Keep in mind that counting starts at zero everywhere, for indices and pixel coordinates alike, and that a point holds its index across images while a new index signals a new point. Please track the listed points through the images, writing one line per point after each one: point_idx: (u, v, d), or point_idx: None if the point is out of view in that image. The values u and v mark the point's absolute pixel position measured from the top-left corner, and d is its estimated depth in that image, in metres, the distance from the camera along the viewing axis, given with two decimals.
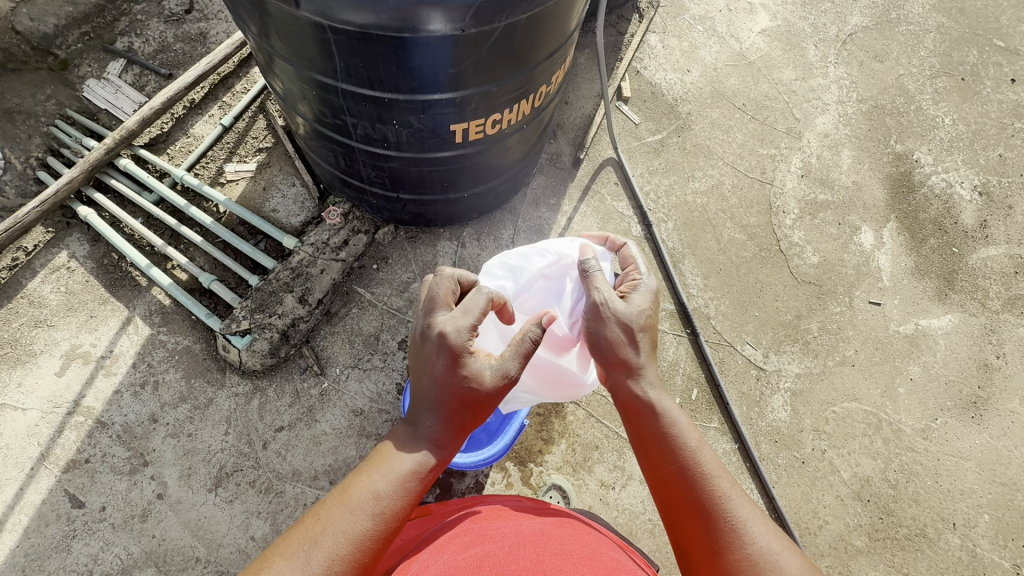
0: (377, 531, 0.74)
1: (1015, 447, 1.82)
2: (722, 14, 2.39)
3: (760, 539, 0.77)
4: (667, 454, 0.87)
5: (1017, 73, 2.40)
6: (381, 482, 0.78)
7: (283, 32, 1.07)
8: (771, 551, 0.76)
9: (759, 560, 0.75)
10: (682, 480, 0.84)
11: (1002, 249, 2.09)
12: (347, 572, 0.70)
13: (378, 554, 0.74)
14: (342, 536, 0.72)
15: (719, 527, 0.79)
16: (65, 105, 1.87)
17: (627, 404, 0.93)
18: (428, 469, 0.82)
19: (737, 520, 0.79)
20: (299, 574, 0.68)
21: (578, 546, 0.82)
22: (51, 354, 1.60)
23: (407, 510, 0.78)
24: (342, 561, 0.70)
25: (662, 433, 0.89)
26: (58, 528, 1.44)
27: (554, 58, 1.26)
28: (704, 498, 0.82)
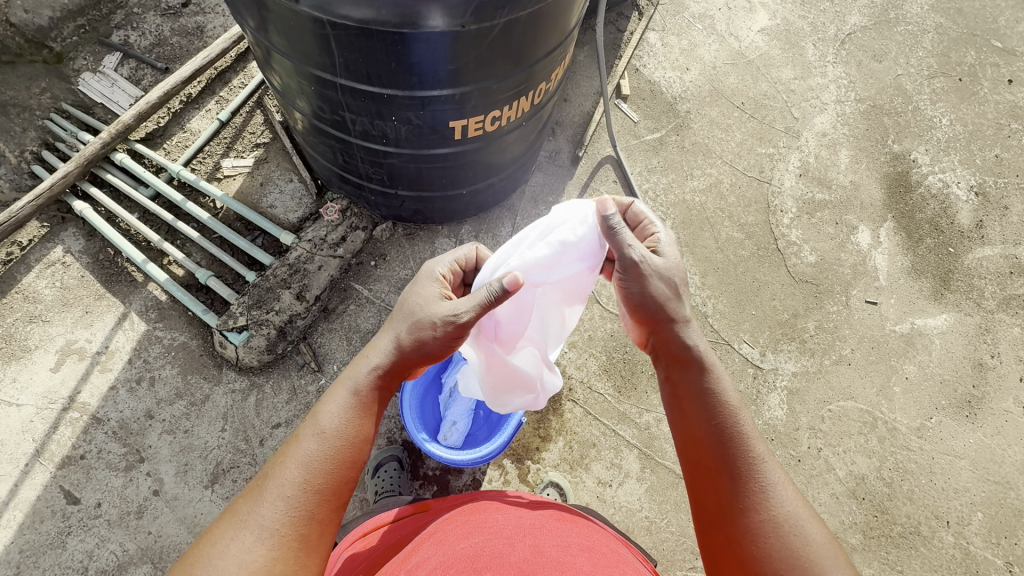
0: (326, 454, 0.79)
1: (1008, 446, 1.83)
2: (722, 12, 2.39)
3: (787, 504, 0.80)
4: (708, 410, 0.87)
5: (1014, 74, 2.41)
6: (325, 412, 0.82)
7: (281, 27, 1.06)
8: (796, 517, 0.79)
9: (783, 522, 0.78)
10: (721, 437, 0.85)
11: (997, 249, 2.10)
12: (302, 496, 0.76)
13: (337, 475, 0.79)
14: (291, 467, 0.77)
15: (750, 488, 0.81)
16: (60, 99, 1.85)
17: (671, 353, 0.92)
18: (367, 386, 0.85)
19: (768, 484, 0.81)
20: (257, 507, 0.74)
21: (578, 539, 0.83)
22: (46, 350, 1.59)
23: (352, 429, 0.82)
24: (294, 486, 0.76)
25: (705, 390, 0.88)
26: (54, 524, 1.43)
27: (554, 55, 1.26)
28: (738, 457, 0.83)
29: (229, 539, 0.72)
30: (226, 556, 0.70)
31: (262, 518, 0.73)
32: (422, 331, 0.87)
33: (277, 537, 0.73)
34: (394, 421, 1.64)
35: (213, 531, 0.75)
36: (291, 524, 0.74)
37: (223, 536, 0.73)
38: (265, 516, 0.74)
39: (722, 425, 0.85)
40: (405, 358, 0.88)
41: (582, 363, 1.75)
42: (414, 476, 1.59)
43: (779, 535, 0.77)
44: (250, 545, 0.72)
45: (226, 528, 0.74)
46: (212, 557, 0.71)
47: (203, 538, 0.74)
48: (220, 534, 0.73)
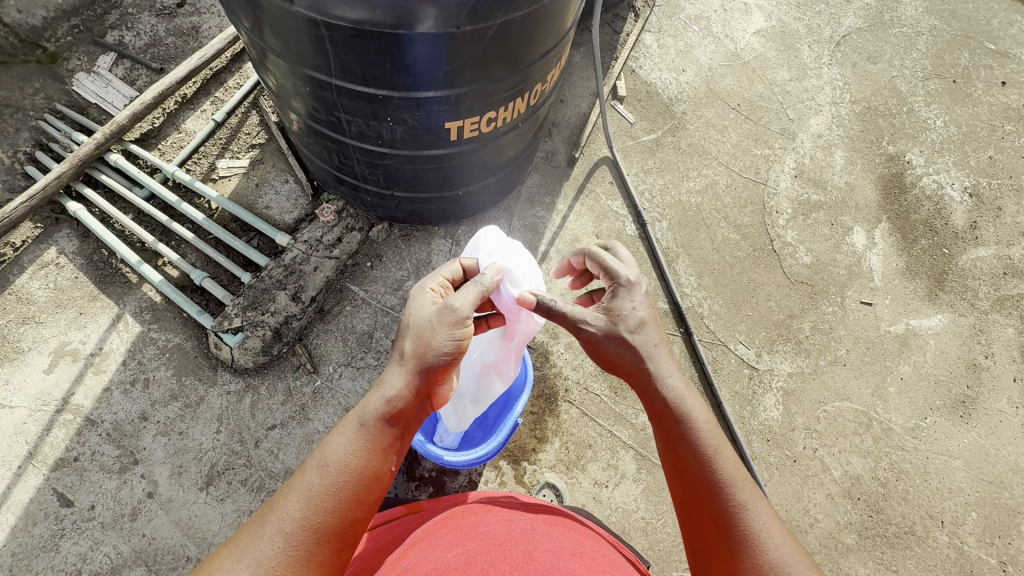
0: (328, 490, 0.76)
1: (1003, 446, 1.84)
2: (718, 14, 2.40)
3: (776, 550, 0.78)
4: (691, 458, 0.87)
5: (1008, 75, 2.42)
6: (333, 440, 0.81)
7: (276, 27, 1.06)
8: (784, 563, 0.76)
9: (770, 569, 0.76)
10: (704, 484, 0.85)
11: (991, 250, 2.11)
12: (301, 534, 0.73)
13: (339, 515, 0.76)
14: (294, 498, 0.76)
15: (738, 534, 0.80)
16: (54, 99, 1.84)
17: (653, 403, 0.94)
18: (374, 418, 0.83)
19: (754, 529, 0.79)
20: (257, 539, 0.73)
21: (570, 544, 0.83)
22: (39, 351, 1.58)
23: (358, 464, 0.79)
24: (294, 522, 0.74)
25: (687, 436, 0.89)
26: (47, 527, 1.42)
27: (549, 57, 1.26)
28: (721, 502, 0.83)
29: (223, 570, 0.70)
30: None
31: (259, 551, 0.71)
32: (432, 340, 0.87)
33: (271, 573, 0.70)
34: None
35: (217, 558, 0.73)
36: (288, 561, 0.72)
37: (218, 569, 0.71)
38: (263, 550, 0.72)
39: (707, 472, 0.85)
40: (414, 379, 0.86)
41: (579, 364, 1.75)
42: (411, 477, 1.59)
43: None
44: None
45: (227, 556, 0.73)
46: None
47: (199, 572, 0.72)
48: (220, 563, 0.72)
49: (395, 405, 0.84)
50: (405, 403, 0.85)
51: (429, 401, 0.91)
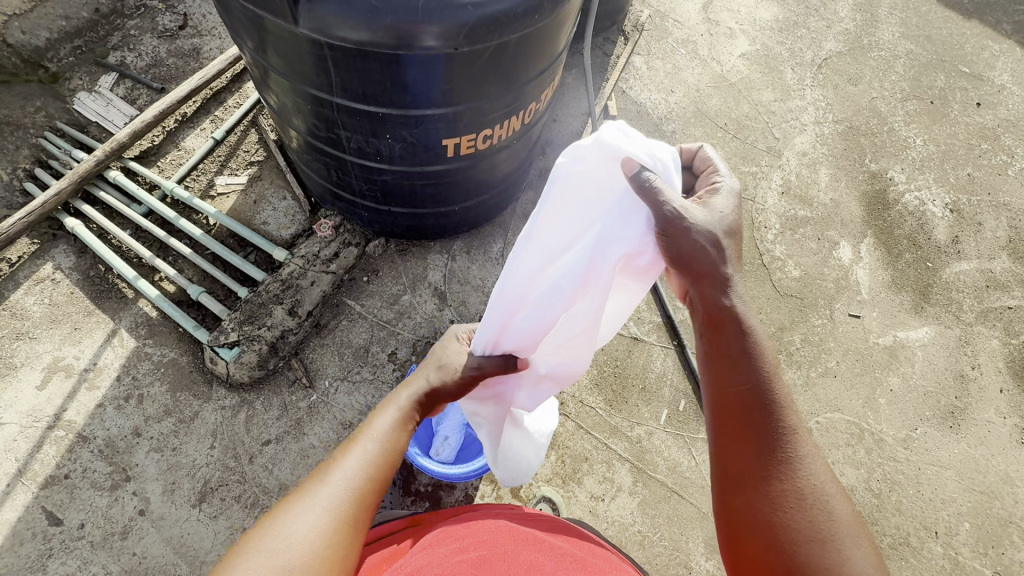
0: (386, 451, 0.82)
1: (992, 456, 1.86)
2: (704, 38, 2.49)
3: (813, 478, 0.78)
4: (744, 374, 0.83)
5: (982, 97, 2.52)
6: (381, 416, 0.87)
7: (279, 48, 1.10)
8: (822, 490, 0.78)
9: (807, 493, 0.77)
10: (757, 405, 0.81)
11: (973, 263, 2.17)
12: (359, 490, 0.77)
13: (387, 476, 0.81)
14: (357, 456, 0.80)
15: (780, 456, 0.79)
16: (55, 117, 1.87)
17: (713, 312, 0.87)
18: (413, 400, 0.91)
19: (797, 454, 0.79)
20: (318, 492, 0.74)
21: (571, 549, 0.84)
22: (32, 367, 1.57)
23: (403, 436, 0.87)
24: (352, 476, 0.77)
25: (747, 352, 0.84)
26: (34, 546, 1.39)
27: (543, 77, 1.31)
28: (771, 424, 0.81)
29: (288, 515, 0.71)
30: (290, 528, 0.69)
31: (323, 502, 0.73)
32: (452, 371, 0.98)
33: (334, 520, 0.72)
34: None
35: (271, 515, 0.71)
36: (352, 506, 0.74)
37: (282, 519, 0.70)
38: (332, 496, 0.74)
39: (761, 392, 0.82)
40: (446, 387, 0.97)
41: (574, 377, 1.77)
42: (406, 492, 1.57)
43: (801, 509, 0.76)
44: (319, 523, 0.71)
45: (286, 511, 0.72)
46: (278, 532, 0.68)
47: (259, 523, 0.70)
48: (283, 514, 0.71)
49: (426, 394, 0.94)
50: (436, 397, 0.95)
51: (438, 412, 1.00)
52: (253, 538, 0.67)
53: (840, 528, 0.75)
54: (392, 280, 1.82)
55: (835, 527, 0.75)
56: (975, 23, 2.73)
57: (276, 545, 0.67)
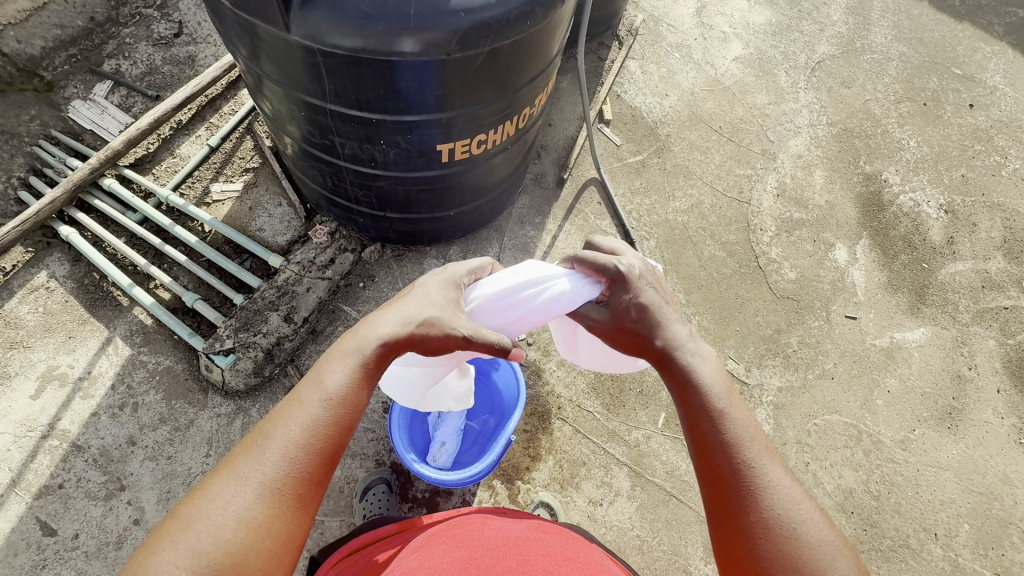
0: (329, 419, 0.76)
1: (990, 456, 1.86)
2: (698, 42, 2.50)
3: (781, 505, 0.74)
4: (695, 412, 0.82)
5: (975, 98, 2.54)
6: (333, 374, 0.80)
7: (273, 55, 1.10)
8: (791, 522, 0.73)
9: (775, 526, 0.72)
10: (713, 443, 0.79)
11: (969, 264, 2.17)
12: (302, 460, 0.73)
13: (335, 443, 0.77)
14: (293, 427, 0.75)
15: (740, 491, 0.75)
16: (49, 125, 1.87)
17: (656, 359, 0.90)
18: (371, 354, 0.83)
19: (760, 486, 0.75)
20: (255, 462, 0.71)
21: (563, 548, 0.84)
22: (26, 376, 1.56)
23: (355, 397, 0.80)
24: (294, 447, 0.73)
25: (693, 389, 0.84)
26: (27, 557, 1.38)
27: (537, 82, 1.31)
28: (727, 462, 0.78)
29: (215, 495, 0.69)
30: (215, 512, 0.67)
31: (261, 475, 0.70)
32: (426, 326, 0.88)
33: (276, 495, 0.70)
34: (383, 443, 1.63)
35: (207, 484, 0.70)
36: (288, 483, 0.71)
37: (218, 491, 0.69)
38: (264, 472, 0.71)
39: (715, 424, 0.80)
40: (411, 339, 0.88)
41: (570, 381, 1.76)
42: (403, 499, 1.57)
43: (771, 540, 0.72)
44: (250, 503, 0.68)
45: (223, 481, 0.70)
46: (211, 507, 0.67)
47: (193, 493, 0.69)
48: (219, 484, 0.70)
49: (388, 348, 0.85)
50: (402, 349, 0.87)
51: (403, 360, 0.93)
52: (175, 523, 0.66)
53: (814, 558, 0.70)
54: (388, 286, 1.82)
55: (809, 556, 0.70)
56: (966, 25, 2.75)
57: (202, 527, 0.66)
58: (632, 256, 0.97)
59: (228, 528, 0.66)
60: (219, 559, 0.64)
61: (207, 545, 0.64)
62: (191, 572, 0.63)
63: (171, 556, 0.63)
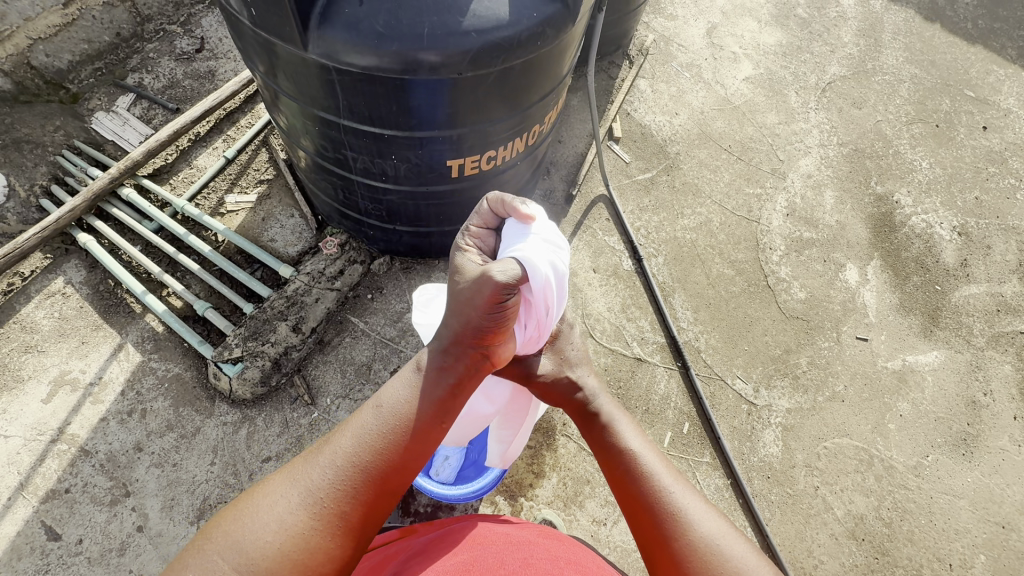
0: (381, 430, 0.81)
1: (1007, 485, 1.81)
2: (708, 62, 2.53)
3: (699, 526, 0.84)
4: (619, 457, 0.98)
5: (987, 121, 2.53)
6: (392, 388, 0.86)
7: (289, 71, 1.13)
8: (713, 537, 0.82)
9: (699, 544, 0.82)
10: (633, 479, 0.93)
11: (983, 287, 2.14)
12: (351, 470, 0.78)
13: (387, 457, 0.80)
14: (349, 436, 0.81)
15: (661, 518, 0.86)
16: (73, 136, 1.92)
17: (586, 420, 1.08)
18: (427, 369, 0.88)
19: (681, 510, 0.86)
20: (309, 469, 0.77)
21: (566, 553, 0.83)
22: (39, 381, 1.59)
23: (410, 411, 0.84)
24: (347, 458, 0.79)
25: (611, 440, 1.01)
26: (32, 562, 1.39)
27: (547, 100, 1.33)
28: (647, 493, 0.90)
29: (270, 493, 0.76)
30: (264, 515, 0.73)
31: (310, 481, 0.76)
32: (469, 308, 0.84)
33: (318, 506, 0.74)
34: None
35: (263, 488, 0.78)
36: (334, 496, 0.76)
37: (270, 492, 0.76)
38: (315, 480, 0.76)
39: (630, 463, 0.96)
40: (468, 342, 0.87)
41: None
42: (405, 513, 1.56)
43: (695, 557, 0.80)
44: (293, 509, 0.73)
45: (277, 484, 0.77)
46: (259, 510, 0.73)
47: (250, 495, 0.77)
48: (272, 488, 0.77)
49: (446, 355, 0.88)
50: (463, 360, 0.88)
51: (488, 363, 0.92)
52: (233, 514, 0.73)
53: (738, 569, 0.78)
54: (396, 298, 1.83)
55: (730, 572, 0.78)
56: (979, 48, 2.75)
57: (246, 529, 0.71)
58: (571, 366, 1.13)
59: (269, 531, 0.71)
60: (256, 562, 0.68)
61: (247, 543, 0.69)
62: (229, 567, 0.68)
63: (218, 549, 0.69)
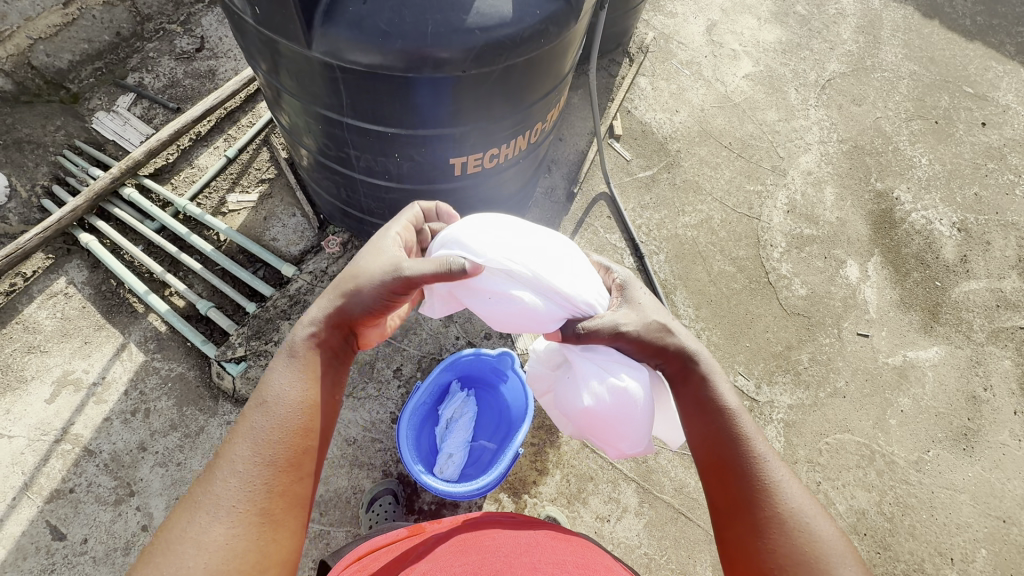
0: (278, 422, 0.76)
1: (1007, 479, 1.82)
2: (708, 59, 2.53)
3: (791, 502, 0.76)
4: (710, 411, 0.86)
5: (986, 117, 2.53)
6: (273, 381, 0.80)
7: (293, 70, 1.13)
8: (802, 513, 0.75)
9: (788, 519, 0.75)
10: (725, 440, 0.83)
11: (983, 283, 2.15)
12: (260, 469, 0.73)
13: (292, 444, 0.76)
14: (245, 442, 0.74)
15: (749, 487, 0.78)
16: (73, 135, 1.92)
17: (676, 370, 0.91)
18: (304, 351, 0.84)
19: (773, 480, 0.78)
20: (211, 487, 0.70)
21: (573, 557, 0.82)
22: (42, 381, 1.59)
23: (302, 396, 0.80)
24: (250, 461, 0.73)
25: (706, 394, 0.88)
26: (37, 561, 1.39)
27: (549, 98, 1.33)
28: (738, 458, 0.81)
29: (177, 527, 0.67)
30: (181, 545, 0.66)
31: (221, 496, 0.70)
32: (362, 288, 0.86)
33: (237, 513, 0.69)
34: (390, 454, 1.63)
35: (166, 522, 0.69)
36: (252, 500, 0.70)
37: (176, 524, 0.68)
38: (222, 493, 0.70)
39: (724, 422, 0.84)
40: (341, 319, 0.87)
41: None
42: (409, 510, 1.57)
43: (783, 531, 0.74)
44: (210, 526, 0.67)
45: (181, 512, 0.69)
46: (172, 540, 0.66)
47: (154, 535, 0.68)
48: (176, 517, 0.69)
49: (322, 333, 0.86)
50: (340, 338, 0.88)
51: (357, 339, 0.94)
52: (144, 560, 0.65)
53: (825, 551, 0.72)
54: None
55: (818, 554, 0.72)
56: (977, 44, 2.75)
57: (163, 565, 0.64)
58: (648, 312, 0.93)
59: (190, 556, 0.65)
60: None
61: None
62: None
63: None
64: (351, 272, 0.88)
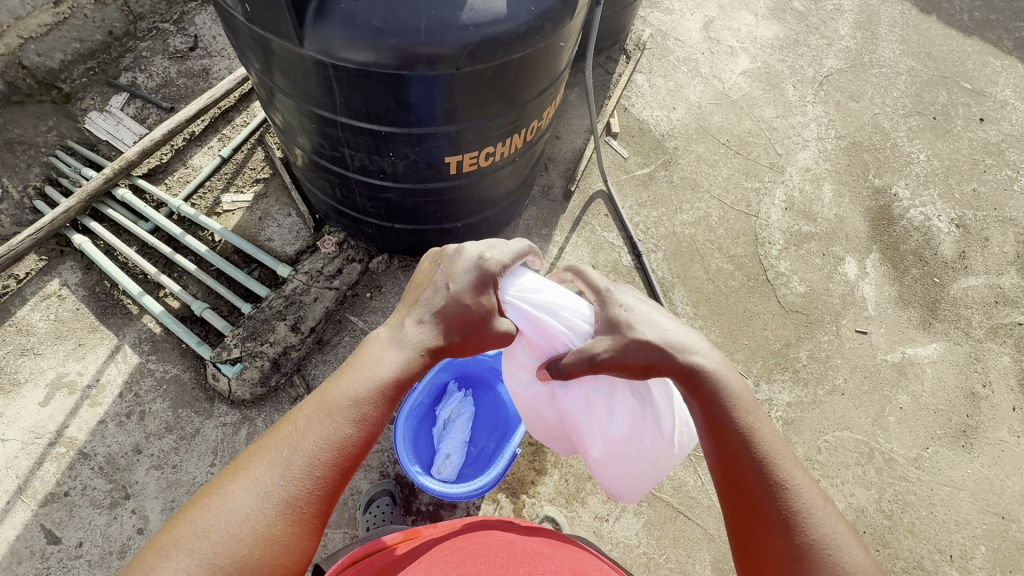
0: (351, 435, 0.76)
1: (1006, 476, 1.82)
2: (705, 56, 2.52)
3: (816, 530, 0.75)
4: (730, 429, 0.83)
5: (985, 113, 2.53)
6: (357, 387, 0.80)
7: (285, 68, 1.12)
8: (830, 540, 0.74)
9: (811, 548, 0.74)
10: (747, 463, 0.80)
11: (981, 279, 2.14)
12: (321, 473, 0.73)
13: (352, 460, 0.76)
14: (316, 439, 0.74)
15: (775, 513, 0.77)
16: (66, 136, 1.91)
17: (689, 385, 0.87)
18: (392, 376, 0.81)
19: (800, 506, 0.76)
20: (273, 470, 0.71)
21: (572, 564, 0.82)
22: (36, 383, 1.58)
23: (374, 418, 0.79)
24: (315, 461, 0.73)
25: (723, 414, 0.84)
26: (31, 565, 1.38)
27: (545, 96, 1.32)
28: (760, 481, 0.79)
29: (232, 501, 0.68)
30: (229, 521, 0.67)
31: (280, 484, 0.71)
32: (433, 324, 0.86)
33: (286, 510, 0.70)
34: (387, 455, 1.62)
35: (225, 480, 0.70)
36: (304, 501, 0.71)
37: (233, 493, 0.69)
38: (281, 482, 0.70)
39: (743, 443, 0.81)
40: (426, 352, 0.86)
41: None
42: (407, 511, 1.56)
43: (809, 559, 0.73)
44: (261, 511, 0.68)
45: (241, 481, 0.70)
46: (225, 509, 0.68)
47: (208, 489, 0.69)
48: (234, 484, 0.70)
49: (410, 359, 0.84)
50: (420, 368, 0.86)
51: None
52: (196, 514, 0.67)
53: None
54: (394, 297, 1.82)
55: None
56: (975, 39, 2.75)
57: (211, 530, 0.66)
58: (653, 324, 0.90)
59: (234, 532, 0.66)
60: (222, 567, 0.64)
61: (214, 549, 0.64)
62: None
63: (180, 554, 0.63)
64: (425, 296, 0.89)
